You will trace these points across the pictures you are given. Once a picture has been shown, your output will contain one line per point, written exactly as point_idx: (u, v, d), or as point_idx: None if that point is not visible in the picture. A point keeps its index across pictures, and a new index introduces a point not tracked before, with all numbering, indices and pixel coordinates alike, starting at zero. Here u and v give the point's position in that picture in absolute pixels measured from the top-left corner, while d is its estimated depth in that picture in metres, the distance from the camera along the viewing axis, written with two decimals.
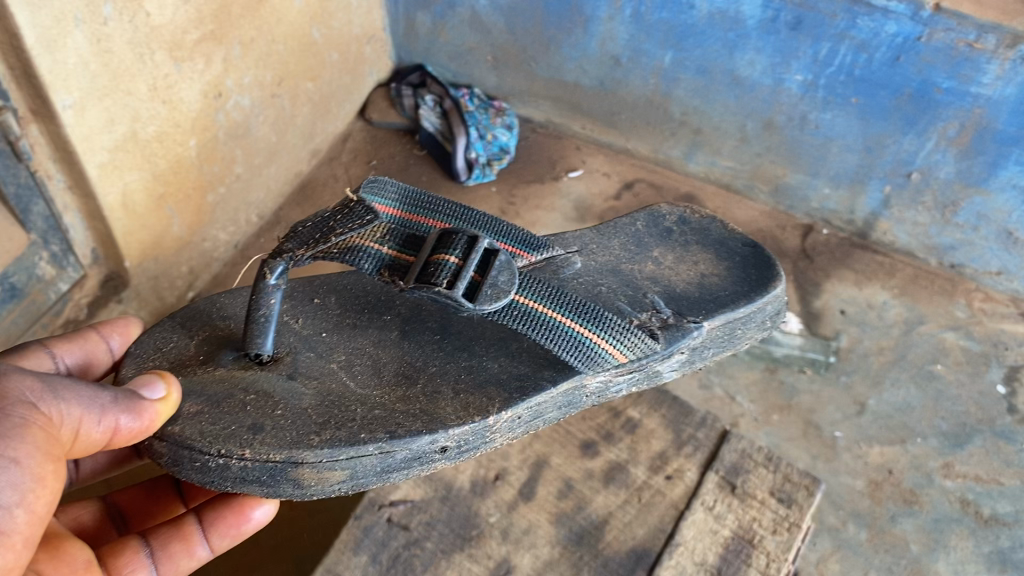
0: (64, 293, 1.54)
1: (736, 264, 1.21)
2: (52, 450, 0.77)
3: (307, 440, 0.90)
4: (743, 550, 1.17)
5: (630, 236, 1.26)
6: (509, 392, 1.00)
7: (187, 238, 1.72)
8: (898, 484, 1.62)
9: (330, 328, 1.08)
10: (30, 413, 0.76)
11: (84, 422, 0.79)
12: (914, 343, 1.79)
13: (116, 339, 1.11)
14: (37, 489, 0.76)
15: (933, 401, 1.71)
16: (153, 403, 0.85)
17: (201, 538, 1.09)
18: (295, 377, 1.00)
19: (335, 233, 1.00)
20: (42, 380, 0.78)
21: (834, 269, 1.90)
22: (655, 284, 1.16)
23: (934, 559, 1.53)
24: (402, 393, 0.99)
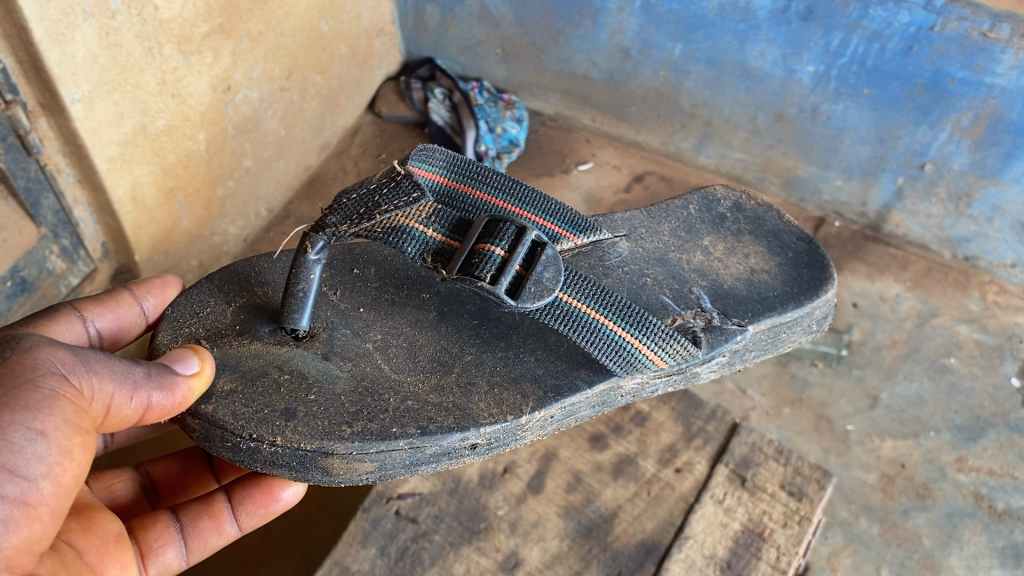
0: (75, 286, 1.56)
1: (789, 260, 1.23)
2: (82, 424, 0.79)
3: (339, 431, 0.93)
4: (753, 543, 1.17)
5: (681, 219, 1.28)
6: (544, 391, 1.02)
7: (197, 232, 1.72)
8: (910, 479, 1.61)
9: (369, 304, 1.08)
10: (61, 385, 0.78)
11: (117, 395, 0.82)
12: (927, 336, 1.78)
13: (150, 301, 1.13)
14: (65, 462, 0.78)
15: (946, 394, 1.70)
16: (185, 380, 0.87)
17: (230, 516, 1.12)
18: (330, 357, 1.01)
19: (381, 210, 1.04)
20: (74, 353, 0.80)
21: (847, 261, 1.89)
22: (702, 278, 1.19)
23: (948, 554, 1.52)
24: (436, 383, 1.01)
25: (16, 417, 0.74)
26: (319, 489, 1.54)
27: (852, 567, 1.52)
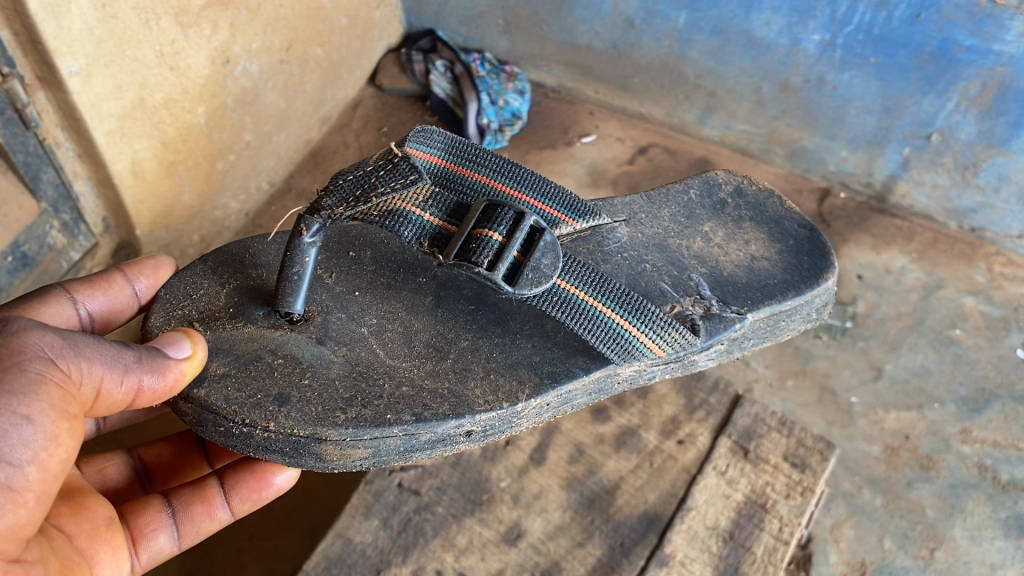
0: (76, 261, 1.54)
1: (789, 248, 1.21)
2: (69, 409, 0.76)
3: (332, 417, 0.90)
4: (755, 514, 1.16)
5: (682, 205, 1.27)
6: (541, 377, 1.00)
7: (198, 206, 1.72)
8: (914, 450, 1.61)
9: (365, 287, 1.05)
10: (47, 369, 0.74)
11: (106, 379, 0.79)
12: (932, 308, 1.77)
13: (143, 283, 1.10)
14: (51, 448, 0.75)
15: (951, 366, 1.69)
16: (177, 362, 0.84)
17: (222, 501, 1.11)
18: (325, 342, 0.97)
19: (376, 194, 1.03)
20: (62, 337, 0.77)
21: (852, 233, 1.87)
22: (701, 264, 1.17)
23: (951, 525, 1.52)
24: (432, 368, 0.98)
25: (0, 402, 0.71)
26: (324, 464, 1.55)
27: (855, 538, 1.52)
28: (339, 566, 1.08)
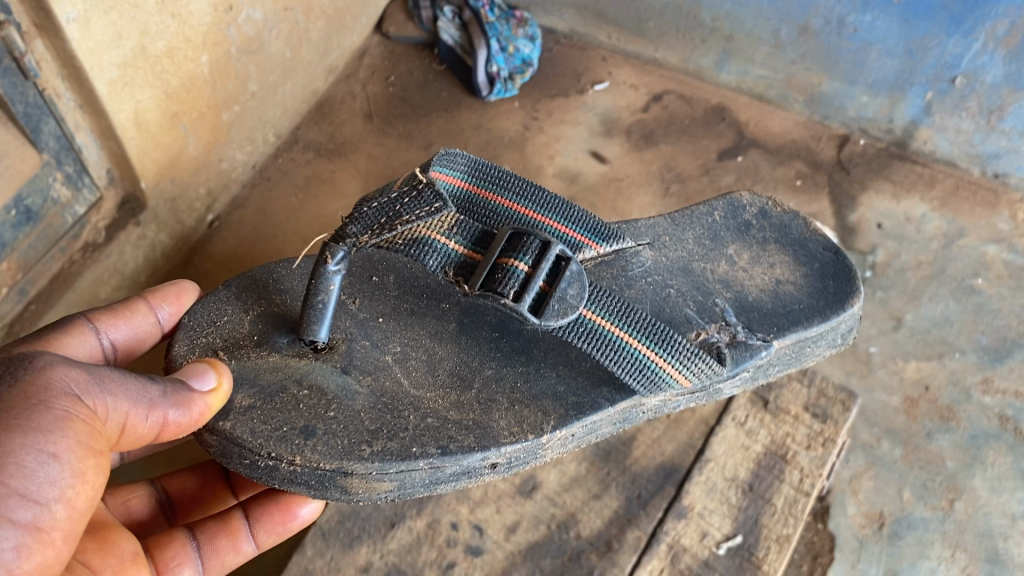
0: (82, 216, 1.50)
1: (814, 272, 1.17)
2: (95, 445, 0.75)
3: (358, 450, 0.88)
4: (775, 465, 1.14)
5: (706, 226, 1.21)
6: (565, 408, 0.98)
7: (204, 158, 1.68)
8: (934, 401, 1.58)
9: (388, 313, 1.03)
10: (73, 405, 0.74)
11: (130, 413, 0.78)
12: (953, 257, 1.73)
13: (165, 310, 1.10)
14: (78, 485, 0.75)
15: (973, 315, 1.66)
16: (200, 393, 0.84)
17: (247, 534, 1.03)
18: (348, 371, 0.97)
19: (403, 220, 1.02)
20: (88, 371, 0.77)
21: (872, 181, 1.83)
22: (726, 289, 1.13)
23: (971, 476, 1.50)
24: (456, 399, 0.97)
25: (27, 438, 0.71)
26: None
27: (874, 490, 1.50)
28: (352, 520, 1.06)
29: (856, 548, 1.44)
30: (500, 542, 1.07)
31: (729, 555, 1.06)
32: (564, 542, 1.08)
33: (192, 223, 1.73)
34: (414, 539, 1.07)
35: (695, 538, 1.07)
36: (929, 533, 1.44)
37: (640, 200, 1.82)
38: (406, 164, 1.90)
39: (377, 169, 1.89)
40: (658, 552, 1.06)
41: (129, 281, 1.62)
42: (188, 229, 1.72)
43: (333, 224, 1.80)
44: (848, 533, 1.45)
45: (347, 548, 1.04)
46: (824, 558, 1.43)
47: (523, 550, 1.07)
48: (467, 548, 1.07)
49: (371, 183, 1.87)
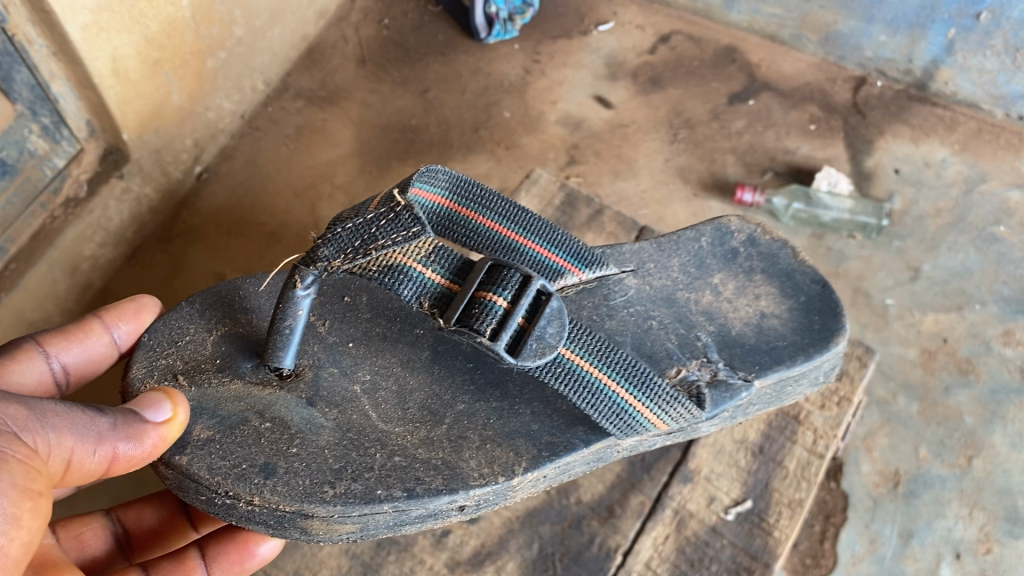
0: (62, 169, 1.44)
1: (798, 306, 1.00)
2: (32, 486, 0.62)
3: (319, 492, 0.76)
4: (787, 427, 1.05)
5: (692, 253, 1.04)
6: (539, 448, 0.85)
7: (190, 107, 1.61)
8: (953, 354, 1.52)
9: (359, 338, 0.91)
10: (9, 442, 0.62)
11: (75, 448, 0.66)
12: (975, 203, 1.65)
13: (121, 330, 0.94)
14: (12, 532, 0.61)
15: (994, 265, 1.59)
16: (156, 421, 0.72)
17: (204, 574, 0.92)
18: (314, 403, 0.84)
19: (376, 244, 0.82)
20: (25, 405, 0.64)
21: (889, 124, 1.74)
22: (709, 322, 0.97)
23: (991, 432, 1.44)
24: (425, 436, 0.84)
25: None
26: None
27: (889, 447, 1.45)
28: None
29: (870, 508, 1.39)
30: (497, 509, 0.99)
31: (738, 521, 0.99)
32: (564, 508, 1.00)
33: (178, 176, 1.66)
34: None
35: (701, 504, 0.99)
36: (946, 492, 1.40)
37: (647, 147, 1.75)
38: (401, 112, 1.82)
39: (371, 118, 1.81)
40: (663, 518, 0.99)
41: (115, 237, 1.56)
42: (175, 182, 1.65)
43: (326, 175, 1.73)
44: (861, 492, 1.41)
45: None
46: (837, 517, 1.39)
47: (520, 518, 0.99)
48: (461, 516, 0.99)
49: (366, 133, 1.79)
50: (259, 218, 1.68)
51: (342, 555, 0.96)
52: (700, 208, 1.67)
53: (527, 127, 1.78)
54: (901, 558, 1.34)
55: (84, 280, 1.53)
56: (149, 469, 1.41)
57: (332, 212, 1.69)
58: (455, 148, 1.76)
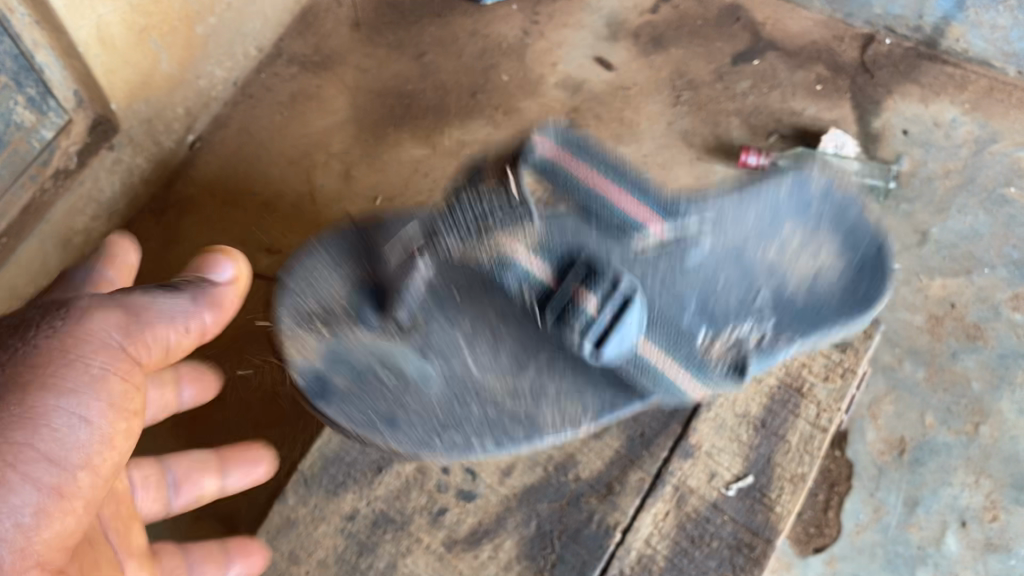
0: (50, 141, 1.41)
1: (862, 273, 1.06)
2: (127, 406, 0.75)
3: (430, 441, 0.93)
4: (790, 400, 1.02)
5: (769, 204, 1.09)
6: (613, 394, 0.97)
7: (180, 75, 1.57)
8: (960, 319, 1.49)
9: (463, 286, 1.02)
10: (110, 352, 0.73)
11: (168, 334, 0.77)
12: (985, 164, 1.61)
13: (190, 390, 1.04)
14: (106, 452, 0.73)
15: (1004, 227, 1.56)
16: (228, 287, 0.82)
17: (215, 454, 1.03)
18: (426, 355, 0.98)
19: (490, 235, 1.01)
20: (121, 311, 0.75)
21: (897, 84, 1.70)
22: (771, 278, 1.05)
23: (998, 398, 1.43)
24: (515, 385, 0.98)
25: (62, 398, 0.70)
26: None
27: (895, 414, 1.43)
28: (337, 465, 0.98)
29: (875, 475, 1.39)
30: (494, 485, 0.98)
31: (740, 496, 0.97)
32: (564, 485, 0.98)
33: (171, 146, 1.64)
34: (401, 485, 0.97)
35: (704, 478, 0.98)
36: (952, 460, 1.39)
37: (648, 109, 1.70)
38: (397, 77, 1.76)
39: (366, 83, 1.75)
40: (664, 494, 0.97)
41: (108, 209, 1.54)
42: (167, 152, 1.63)
43: (321, 144, 1.69)
44: (866, 460, 1.40)
45: (332, 496, 0.97)
46: (842, 486, 1.38)
47: (518, 495, 0.97)
48: (458, 494, 0.97)
49: (361, 99, 1.73)
50: (254, 187, 1.64)
51: (337, 535, 0.95)
52: (703, 172, 1.64)
53: (526, 91, 1.73)
54: (906, 526, 1.35)
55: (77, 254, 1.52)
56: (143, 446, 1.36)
57: (328, 181, 1.65)
58: (452, 113, 1.71)
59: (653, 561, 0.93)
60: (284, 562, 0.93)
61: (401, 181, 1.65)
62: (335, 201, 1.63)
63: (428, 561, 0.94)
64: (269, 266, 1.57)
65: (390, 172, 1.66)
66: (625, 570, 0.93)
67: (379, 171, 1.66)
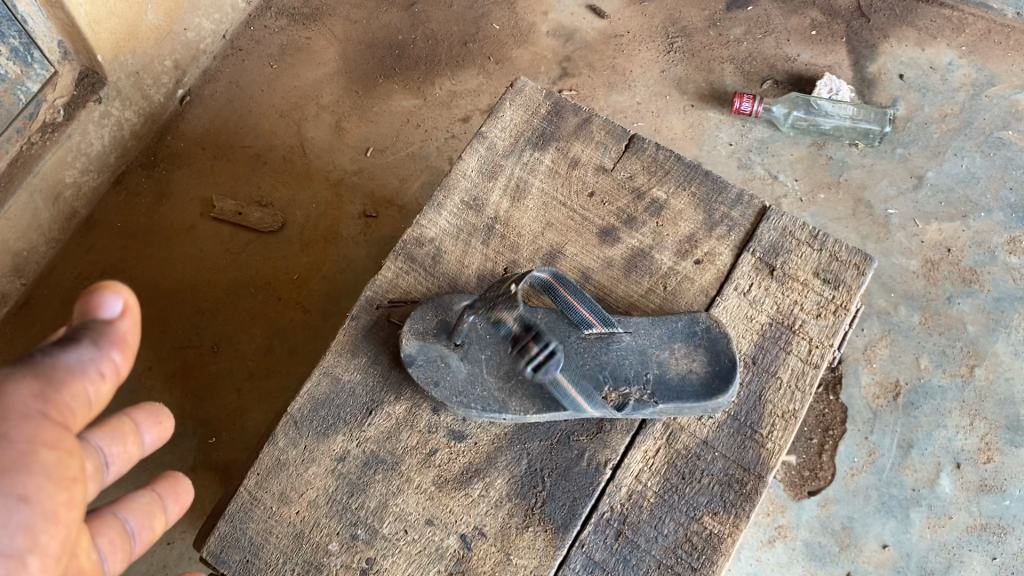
0: (36, 93, 1.40)
1: (844, 316, 1.00)
2: (66, 473, 0.58)
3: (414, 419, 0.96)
4: (782, 337, 0.99)
5: (775, 226, 1.04)
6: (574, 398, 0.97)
7: (167, 27, 1.55)
8: (956, 263, 1.48)
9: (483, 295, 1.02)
10: (28, 425, 0.57)
11: (82, 388, 0.59)
12: (982, 108, 1.59)
13: (152, 433, 0.72)
14: (52, 528, 0.57)
15: (1001, 170, 1.55)
16: (127, 321, 0.61)
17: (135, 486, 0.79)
18: None
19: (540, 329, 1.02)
20: (29, 375, 0.58)
21: (894, 28, 1.67)
22: (761, 309, 1.00)
23: (994, 341, 1.43)
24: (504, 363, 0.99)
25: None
26: (322, 299, 1.50)
27: (889, 358, 1.42)
28: (327, 407, 0.97)
29: (870, 419, 1.39)
30: (484, 425, 0.96)
31: (729, 432, 0.95)
32: (553, 423, 0.96)
33: (160, 100, 1.62)
34: (392, 426, 0.96)
35: (692, 416, 0.96)
36: (947, 402, 1.39)
37: (641, 57, 1.68)
38: (387, 28, 1.73)
39: (355, 35, 1.73)
40: (654, 432, 0.95)
41: (98, 163, 1.53)
42: (155, 106, 1.61)
43: (311, 95, 1.67)
44: (861, 404, 1.40)
45: (323, 438, 0.96)
46: (836, 430, 1.38)
47: (509, 433, 0.96)
48: (448, 434, 0.96)
49: (350, 50, 1.72)
50: (244, 140, 1.63)
51: (329, 475, 0.94)
52: (696, 120, 1.63)
53: (517, 40, 1.71)
54: (900, 469, 1.36)
55: (68, 209, 1.51)
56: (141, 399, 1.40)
57: (319, 134, 1.64)
58: (444, 64, 1.70)
59: (643, 497, 0.93)
60: (274, 502, 0.94)
61: (393, 133, 1.64)
62: (326, 153, 1.62)
63: (419, 500, 0.93)
64: (261, 218, 1.56)
65: (382, 124, 1.65)
66: (616, 506, 0.93)
67: (371, 123, 1.65)
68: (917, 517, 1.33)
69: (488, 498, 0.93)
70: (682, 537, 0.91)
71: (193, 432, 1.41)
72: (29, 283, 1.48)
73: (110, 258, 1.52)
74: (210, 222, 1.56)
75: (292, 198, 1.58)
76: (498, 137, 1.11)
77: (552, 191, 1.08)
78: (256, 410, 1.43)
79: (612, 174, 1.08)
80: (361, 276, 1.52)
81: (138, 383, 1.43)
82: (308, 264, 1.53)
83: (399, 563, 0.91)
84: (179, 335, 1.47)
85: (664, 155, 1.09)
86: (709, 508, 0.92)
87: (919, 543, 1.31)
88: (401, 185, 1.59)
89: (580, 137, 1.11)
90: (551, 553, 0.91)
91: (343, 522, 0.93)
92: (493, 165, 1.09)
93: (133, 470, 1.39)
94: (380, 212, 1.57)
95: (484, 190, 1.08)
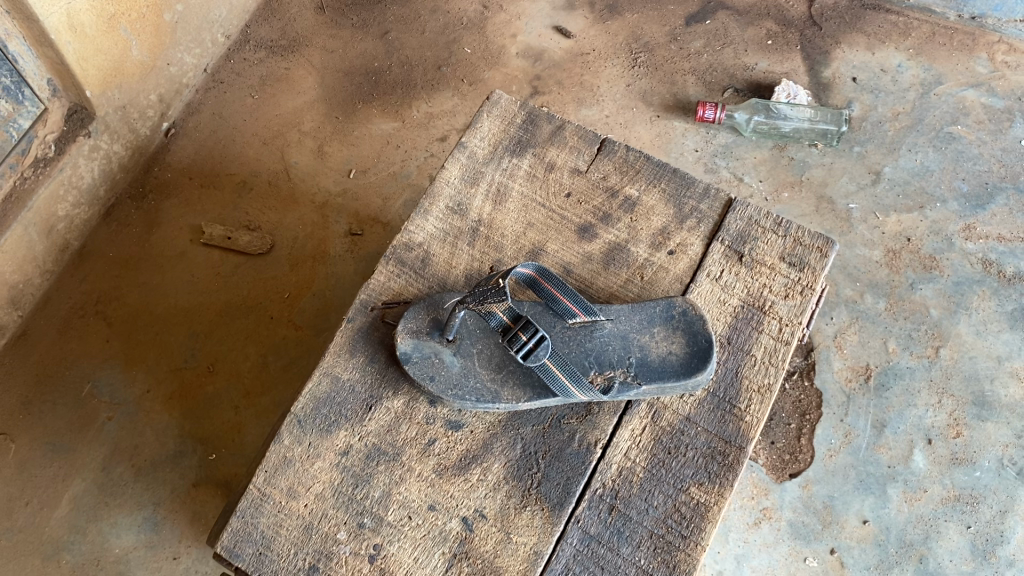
0: (28, 130, 1.43)
1: (811, 293, 1.06)
2: None
3: (412, 414, 1.01)
4: (753, 317, 1.05)
5: (741, 216, 1.11)
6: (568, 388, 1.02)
7: (151, 62, 1.60)
8: (917, 252, 1.56)
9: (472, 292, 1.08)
10: None
11: None
12: (932, 105, 1.68)
13: None
14: None
15: (953, 163, 1.63)
16: None
17: None
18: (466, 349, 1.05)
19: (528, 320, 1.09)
20: None
21: (845, 35, 1.77)
22: (734, 292, 1.07)
23: (956, 322, 1.50)
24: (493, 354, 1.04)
25: None
26: (313, 315, 1.55)
27: (859, 344, 1.49)
28: (328, 405, 1.01)
29: (844, 403, 1.45)
30: (479, 414, 1.01)
31: (710, 408, 1.01)
32: (544, 409, 1.01)
33: (145, 133, 1.67)
34: (391, 420, 1.01)
35: (675, 395, 1.01)
36: (916, 382, 1.46)
37: (608, 73, 1.76)
38: (363, 56, 1.80)
39: (333, 64, 1.80)
40: (640, 411, 1.01)
41: (89, 196, 1.58)
42: (141, 139, 1.66)
43: (293, 123, 1.73)
44: (835, 388, 1.46)
45: (325, 434, 1.00)
46: (813, 414, 1.45)
47: (502, 421, 1.01)
48: (446, 424, 1.01)
49: (328, 77, 1.78)
50: (229, 168, 1.69)
51: (333, 469, 0.99)
52: (663, 129, 1.70)
53: (489, 62, 1.79)
54: (875, 448, 1.42)
55: (61, 242, 1.55)
56: (144, 423, 1.46)
57: (302, 159, 1.70)
58: (419, 87, 1.77)
59: (633, 473, 0.99)
60: (283, 497, 0.98)
61: (374, 154, 1.70)
62: (310, 177, 1.68)
63: (421, 488, 0.98)
64: (250, 241, 1.61)
65: (363, 147, 1.71)
66: (607, 482, 0.98)
67: (352, 146, 1.71)
68: (893, 492, 1.39)
69: (486, 482, 0.98)
70: (671, 508, 0.97)
71: (194, 449, 1.45)
72: (25, 315, 1.52)
73: (103, 287, 1.57)
74: (201, 248, 1.61)
75: (280, 221, 1.64)
76: (478, 147, 1.17)
77: (531, 194, 1.14)
78: (255, 426, 1.47)
79: (586, 176, 1.15)
80: (349, 291, 1.57)
81: (138, 406, 1.47)
82: (297, 283, 1.58)
83: (406, 547, 0.96)
84: (176, 356, 1.51)
85: (634, 156, 1.16)
86: (695, 479, 0.98)
87: (897, 516, 1.37)
88: (384, 203, 1.65)
89: (555, 142, 1.17)
90: (549, 529, 0.96)
91: (350, 512, 0.97)
92: (474, 173, 1.16)
93: (136, 489, 1.42)
94: (365, 230, 1.63)
95: (467, 197, 1.14)
